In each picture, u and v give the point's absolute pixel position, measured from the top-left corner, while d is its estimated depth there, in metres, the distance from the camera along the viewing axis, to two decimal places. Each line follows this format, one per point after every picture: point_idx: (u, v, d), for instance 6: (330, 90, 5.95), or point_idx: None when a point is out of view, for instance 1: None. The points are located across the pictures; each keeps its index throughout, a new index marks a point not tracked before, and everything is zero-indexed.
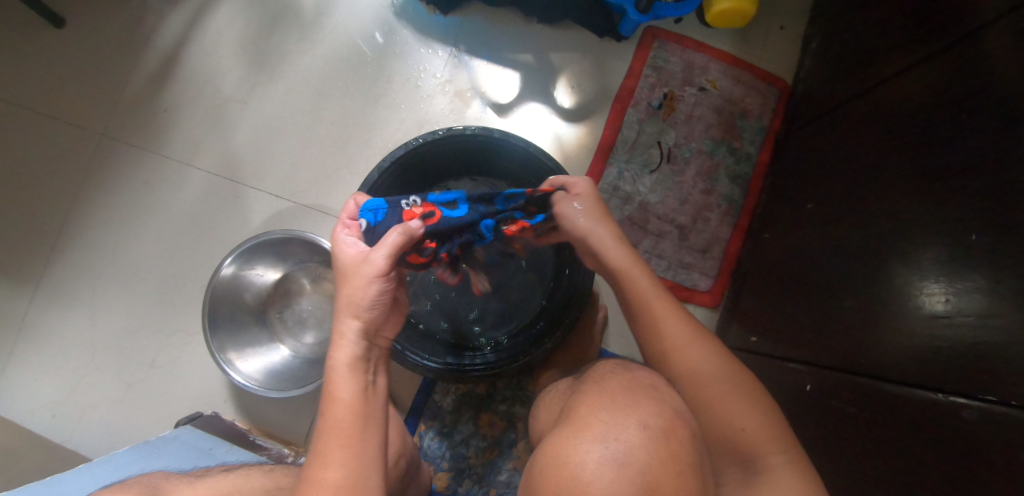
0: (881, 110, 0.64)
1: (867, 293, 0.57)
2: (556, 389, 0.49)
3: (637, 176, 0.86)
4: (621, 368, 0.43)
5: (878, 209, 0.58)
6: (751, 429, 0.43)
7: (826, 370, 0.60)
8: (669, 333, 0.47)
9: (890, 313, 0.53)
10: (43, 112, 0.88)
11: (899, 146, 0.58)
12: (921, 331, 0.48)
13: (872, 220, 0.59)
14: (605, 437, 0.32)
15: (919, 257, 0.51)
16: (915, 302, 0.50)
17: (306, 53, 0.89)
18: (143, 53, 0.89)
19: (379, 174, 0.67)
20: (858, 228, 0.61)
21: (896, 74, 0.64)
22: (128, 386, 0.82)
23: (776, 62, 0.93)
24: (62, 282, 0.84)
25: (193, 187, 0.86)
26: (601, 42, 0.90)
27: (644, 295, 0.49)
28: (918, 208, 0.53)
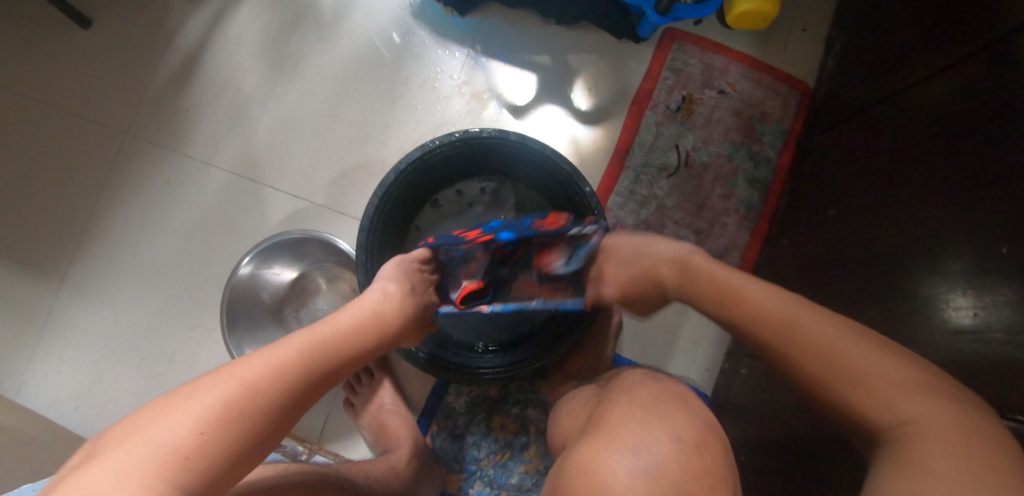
0: (907, 117, 0.62)
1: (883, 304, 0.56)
2: (578, 401, 0.48)
3: (653, 179, 0.85)
4: (648, 380, 0.42)
5: (905, 219, 0.57)
6: (923, 422, 0.31)
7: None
8: (815, 333, 0.38)
9: (910, 326, 0.52)
10: (69, 111, 0.90)
11: (922, 155, 0.57)
12: (938, 340, 0.48)
13: (894, 231, 0.58)
14: (637, 449, 0.32)
15: (940, 265, 0.50)
16: (939, 315, 0.49)
17: (324, 53, 0.90)
18: (166, 54, 0.91)
19: (395, 176, 0.68)
20: (881, 238, 0.60)
21: (922, 79, 0.62)
22: (147, 380, 0.83)
23: (799, 65, 0.91)
24: (86, 277, 0.86)
25: (213, 185, 0.87)
26: (618, 44, 0.90)
27: (768, 306, 0.42)
28: (944, 218, 0.51)
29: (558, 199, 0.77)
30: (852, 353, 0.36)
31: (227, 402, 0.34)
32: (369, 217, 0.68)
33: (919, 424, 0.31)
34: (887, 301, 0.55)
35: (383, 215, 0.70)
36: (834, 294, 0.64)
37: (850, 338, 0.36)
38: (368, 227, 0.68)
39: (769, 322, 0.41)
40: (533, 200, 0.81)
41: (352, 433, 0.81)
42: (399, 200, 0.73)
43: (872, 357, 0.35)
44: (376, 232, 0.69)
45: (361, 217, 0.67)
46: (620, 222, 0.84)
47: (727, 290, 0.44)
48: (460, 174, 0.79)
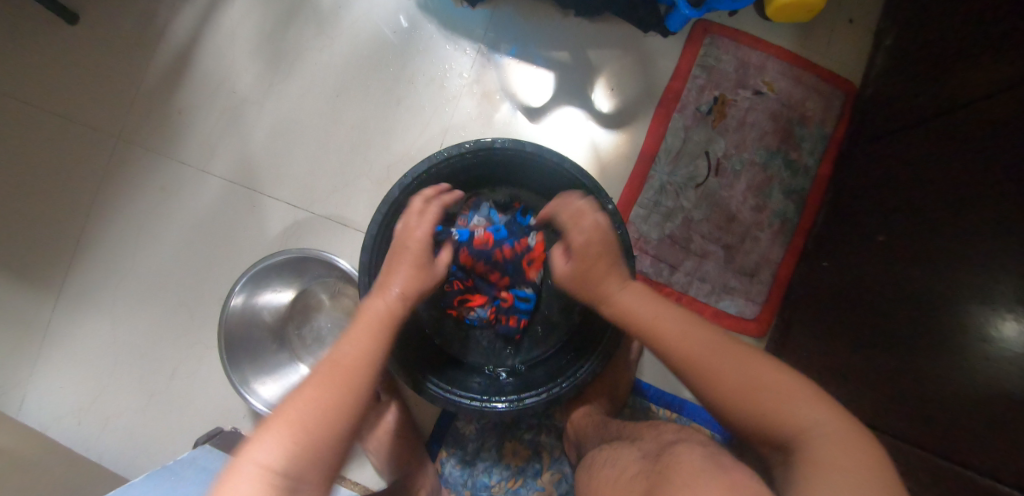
0: (966, 126, 0.54)
1: (936, 344, 0.50)
2: (623, 466, 0.46)
3: (680, 189, 0.79)
4: (704, 458, 0.38)
5: (960, 247, 0.50)
6: (846, 464, 0.31)
7: (896, 438, 0.54)
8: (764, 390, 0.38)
9: (965, 385, 0.46)
10: (58, 113, 0.85)
11: (979, 172, 0.50)
12: (993, 387, 0.43)
13: (945, 259, 0.51)
14: None
15: (992, 299, 0.45)
16: (1003, 372, 0.42)
17: (324, 49, 0.83)
18: (157, 50, 0.85)
19: (399, 191, 0.62)
20: (930, 266, 0.53)
21: (990, 82, 0.54)
22: (148, 398, 0.81)
23: (844, 60, 0.83)
24: (83, 289, 0.83)
25: (209, 194, 0.82)
26: (644, 38, 0.82)
27: (683, 339, 0.44)
28: (1009, 249, 0.45)
29: None
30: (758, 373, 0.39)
31: (273, 464, 0.38)
32: (370, 236, 0.62)
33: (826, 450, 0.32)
34: (936, 349, 0.50)
35: (388, 234, 0.64)
36: (879, 331, 0.58)
37: (769, 370, 0.39)
38: (370, 247, 0.62)
39: (686, 360, 0.43)
40: (550, 213, 0.75)
41: (358, 455, 0.78)
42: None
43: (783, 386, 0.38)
44: (379, 253, 0.63)
45: (363, 237, 0.61)
46: (643, 236, 0.78)
47: (632, 316, 0.50)
48: (470, 184, 0.73)
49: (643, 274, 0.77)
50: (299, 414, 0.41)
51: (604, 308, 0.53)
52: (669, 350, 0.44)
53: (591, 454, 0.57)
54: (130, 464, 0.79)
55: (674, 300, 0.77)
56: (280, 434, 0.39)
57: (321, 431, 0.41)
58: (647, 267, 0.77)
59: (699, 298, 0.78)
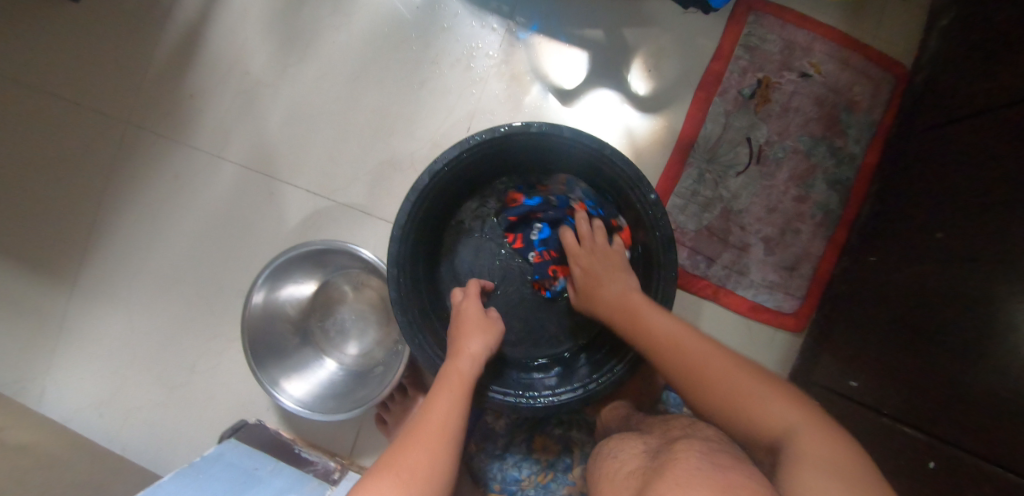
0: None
1: (995, 343, 0.48)
2: (625, 460, 0.44)
3: (719, 178, 0.75)
4: (701, 457, 0.36)
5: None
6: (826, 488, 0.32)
7: (935, 439, 0.52)
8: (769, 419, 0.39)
9: None
10: (62, 95, 0.80)
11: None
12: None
13: (1015, 256, 0.49)
14: None
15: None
16: None
17: (342, 25, 0.78)
18: (164, 28, 0.80)
19: (429, 178, 0.58)
20: (998, 265, 0.51)
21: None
22: (169, 391, 0.79)
23: (894, 41, 0.78)
24: (97, 280, 0.80)
25: (225, 181, 0.78)
26: (685, 16, 0.76)
27: (691, 366, 0.46)
28: None
29: (614, 204, 0.67)
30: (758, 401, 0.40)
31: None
32: (400, 226, 0.58)
33: (812, 453, 0.34)
34: (1008, 347, 0.47)
35: (415, 222, 0.60)
36: (936, 330, 0.55)
37: (758, 387, 0.42)
38: (399, 238, 0.59)
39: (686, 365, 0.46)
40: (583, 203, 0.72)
41: (385, 449, 0.77)
42: (434, 204, 0.63)
43: (779, 408, 0.39)
44: (404, 243, 0.60)
45: (392, 227, 0.57)
46: (680, 228, 0.75)
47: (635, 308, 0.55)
48: (501, 171, 0.69)
49: (680, 267, 0.75)
50: (415, 467, 0.43)
51: (616, 319, 0.57)
52: (671, 369, 0.48)
53: (600, 445, 0.55)
54: (155, 456, 0.78)
55: (711, 294, 0.75)
56: (399, 486, 0.41)
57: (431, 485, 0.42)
58: (683, 260, 0.75)
59: (737, 291, 0.75)
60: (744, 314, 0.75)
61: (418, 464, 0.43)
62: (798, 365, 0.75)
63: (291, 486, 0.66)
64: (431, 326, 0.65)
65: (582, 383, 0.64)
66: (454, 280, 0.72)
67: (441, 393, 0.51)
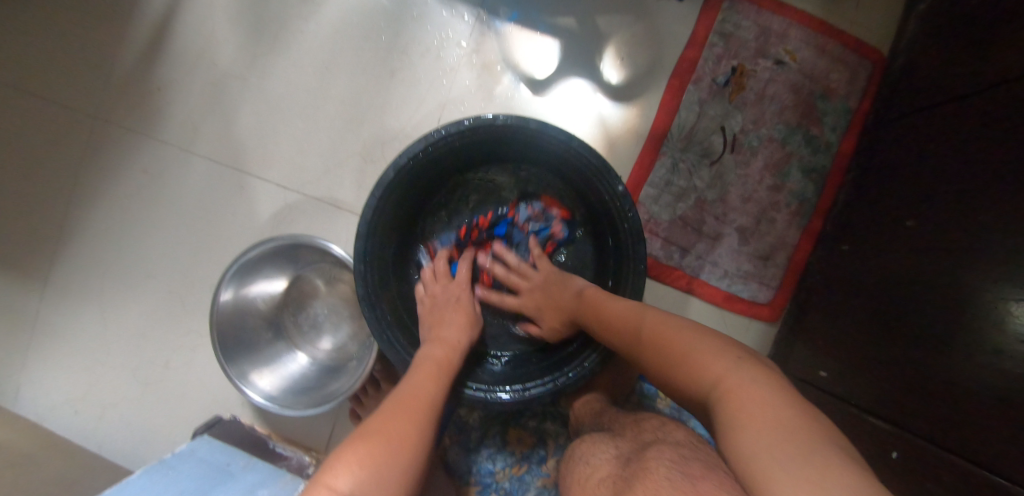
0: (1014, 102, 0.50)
1: (960, 335, 0.48)
2: (598, 466, 0.43)
3: (693, 168, 0.74)
4: (673, 465, 0.34)
5: (1001, 235, 0.47)
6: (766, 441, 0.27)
7: (902, 430, 0.52)
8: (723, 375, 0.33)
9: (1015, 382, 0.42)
10: (29, 91, 0.79)
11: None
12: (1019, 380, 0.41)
13: (982, 247, 0.48)
14: None
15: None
16: None
17: (311, 16, 0.76)
18: (130, 21, 0.78)
19: (393, 174, 0.57)
20: (965, 255, 0.50)
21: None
22: (144, 387, 0.78)
23: (871, 26, 0.77)
24: (69, 278, 0.80)
25: (195, 176, 0.78)
26: (658, 3, 0.75)
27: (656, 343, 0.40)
28: None
29: (585, 196, 0.67)
30: (703, 353, 0.36)
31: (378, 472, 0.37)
32: (365, 224, 0.58)
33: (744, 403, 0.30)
34: (980, 340, 0.46)
35: (381, 217, 0.59)
36: (906, 320, 0.55)
37: (707, 342, 0.36)
38: (364, 236, 0.58)
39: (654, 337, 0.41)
40: (555, 195, 0.71)
41: None
42: (402, 198, 0.62)
43: (717, 353, 0.35)
44: (371, 238, 0.59)
45: (357, 223, 0.56)
46: (653, 218, 0.74)
47: (606, 313, 0.49)
48: (470, 164, 0.69)
49: (653, 258, 0.74)
50: (402, 432, 0.41)
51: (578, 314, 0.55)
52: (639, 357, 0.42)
53: (573, 446, 0.54)
54: (130, 453, 0.78)
55: (685, 285, 0.75)
56: (387, 447, 0.39)
57: (416, 451, 0.41)
58: (657, 251, 0.74)
59: (711, 282, 0.75)
60: (718, 304, 0.75)
61: (407, 430, 0.42)
62: (773, 355, 0.75)
63: (264, 480, 0.66)
64: (401, 320, 0.64)
65: (553, 376, 0.63)
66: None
67: (425, 370, 0.51)
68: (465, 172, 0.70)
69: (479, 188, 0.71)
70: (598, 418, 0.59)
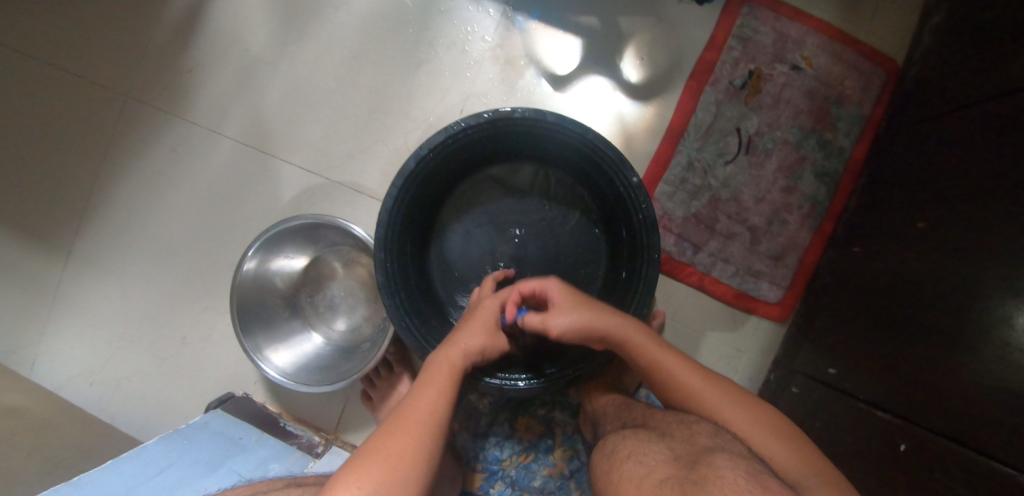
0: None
1: (970, 330, 0.49)
2: (652, 466, 0.40)
3: (708, 167, 0.76)
4: (752, 480, 0.34)
5: (1011, 232, 0.48)
6: None
7: (904, 423, 0.53)
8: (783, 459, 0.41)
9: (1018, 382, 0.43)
10: (64, 68, 0.82)
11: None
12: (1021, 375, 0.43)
13: (995, 245, 0.49)
14: None
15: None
16: None
17: (341, 6, 0.79)
18: (166, 4, 0.81)
19: (415, 163, 0.59)
20: (972, 257, 0.51)
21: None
22: (159, 361, 0.80)
23: (885, 37, 0.79)
24: (93, 251, 0.81)
25: (220, 156, 0.80)
26: (679, 6, 0.77)
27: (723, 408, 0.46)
28: None
29: (601, 189, 0.68)
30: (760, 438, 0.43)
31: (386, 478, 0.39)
32: (387, 211, 0.59)
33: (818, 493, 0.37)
34: (986, 341, 0.47)
35: (401, 204, 0.61)
36: (913, 320, 0.56)
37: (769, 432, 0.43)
38: (386, 222, 0.59)
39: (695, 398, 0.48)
40: (570, 188, 0.73)
41: (370, 426, 0.77)
42: (422, 187, 0.64)
43: (787, 451, 0.42)
44: (391, 226, 0.60)
45: (379, 211, 0.58)
46: (667, 215, 0.76)
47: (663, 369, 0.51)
48: (489, 156, 0.70)
49: (666, 254, 0.75)
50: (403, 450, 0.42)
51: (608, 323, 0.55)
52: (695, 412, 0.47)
53: (605, 445, 0.50)
54: (142, 425, 0.79)
55: (696, 281, 0.76)
56: (384, 465, 0.40)
57: (420, 471, 0.41)
58: (670, 246, 0.75)
59: (722, 280, 0.76)
60: (727, 302, 0.76)
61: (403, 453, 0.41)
62: (781, 354, 0.76)
63: (275, 455, 0.67)
64: (417, 301, 0.65)
65: (567, 368, 0.64)
66: (444, 263, 0.73)
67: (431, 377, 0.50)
68: (483, 164, 0.72)
69: (495, 179, 0.73)
70: (619, 411, 0.60)
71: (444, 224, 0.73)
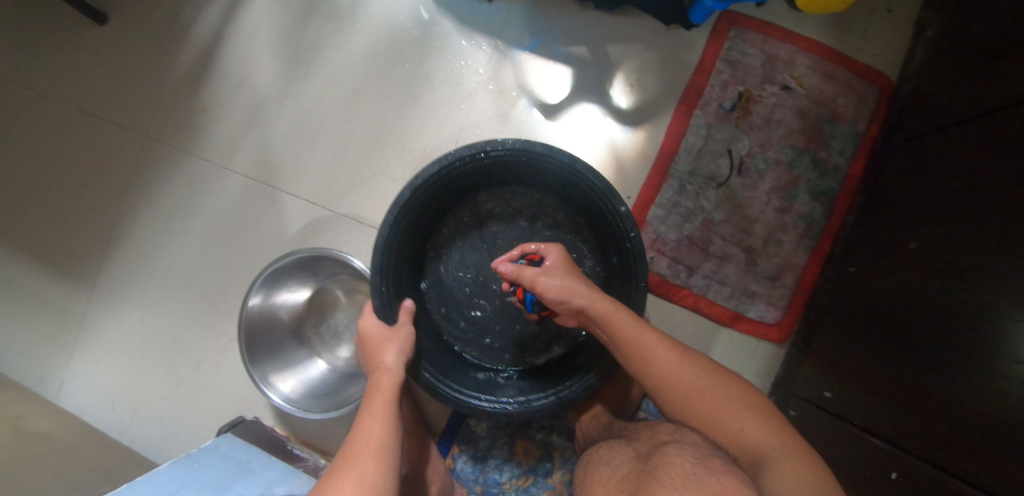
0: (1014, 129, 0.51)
1: (967, 350, 0.48)
2: (618, 466, 0.44)
3: (701, 189, 0.76)
4: (695, 462, 0.37)
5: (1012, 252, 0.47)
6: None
7: (891, 448, 0.53)
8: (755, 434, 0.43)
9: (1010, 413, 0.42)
10: (89, 112, 0.88)
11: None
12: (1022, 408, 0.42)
13: (992, 264, 0.48)
14: None
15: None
16: None
17: (342, 44, 0.83)
18: (182, 49, 0.87)
19: (410, 192, 0.61)
20: (963, 280, 0.51)
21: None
22: (175, 387, 0.84)
23: (879, 53, 0.79)
24: (115, 283, 0.87)
25: (230, 191, 0.84)
26: (667, 32, 0.79)
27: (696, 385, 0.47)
28: None
29: (591, 215, 0.70)
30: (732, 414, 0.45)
31: None
32: (383, 237, 0.61)
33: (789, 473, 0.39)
34: (978, 367, 0.46)
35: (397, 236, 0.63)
36: (908, 343, 0.55)
37: (740, 408, 0.45)
38: (382, 249, 0.61)
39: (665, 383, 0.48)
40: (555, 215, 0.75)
41: None
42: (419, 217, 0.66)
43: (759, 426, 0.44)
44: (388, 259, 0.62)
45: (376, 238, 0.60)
46: (660, 238, 0.76)
47: (636, 348, 0.50)
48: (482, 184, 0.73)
49: (661, 276, 0.76)
50: None
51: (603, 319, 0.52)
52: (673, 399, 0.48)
53: (589, 453, 0.54)
54: (159, 449, 0.83)
55: (692, 303, 0.76)
56: None
57: None
58: (664, 269, 0.76)
59: (718, 301, 0.76)
60: (724, 324, 0.76)
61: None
62: (781, 376, 0.75)
63: (281, 478, 0.69)
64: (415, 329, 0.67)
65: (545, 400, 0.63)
66: (440, 287, 0.75)
67: (352, 470, 0.46)
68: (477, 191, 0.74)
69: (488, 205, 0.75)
70: (607, 431, 0.61)
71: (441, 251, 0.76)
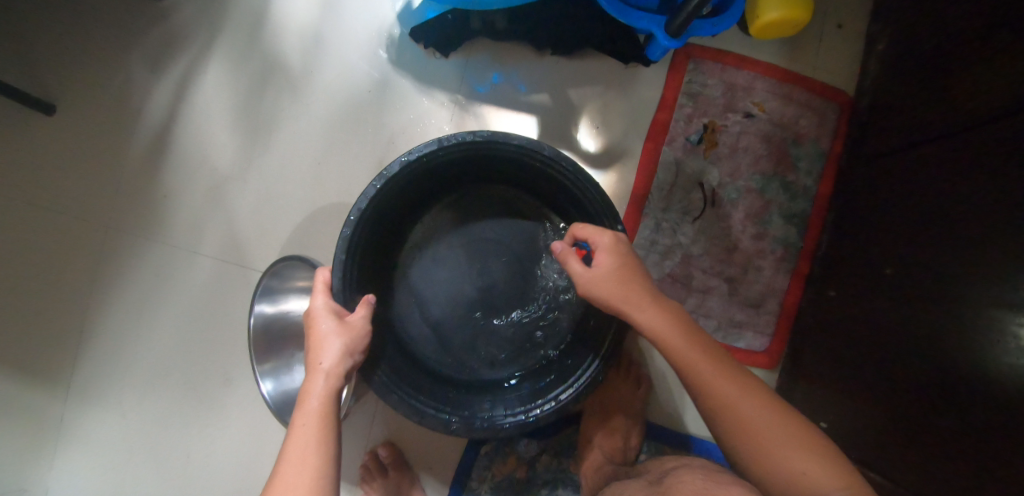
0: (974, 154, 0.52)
1: (965, 354, 0.48)
2: None
3: (676, 225, 0.77)
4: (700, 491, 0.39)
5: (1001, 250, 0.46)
6: None
7: (892, 484, 0.54)
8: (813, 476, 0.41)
9: (995, 457, 0.43)
10: (44, 208, 0.84)
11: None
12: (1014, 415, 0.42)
13: (985, 258, 0.48)
14: None
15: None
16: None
17: (300, 114, 0.81)
18: (135, 132, 0.84)
19: (366, 202, 0.56)
20: (937, 305, 0.52)
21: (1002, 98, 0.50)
22: (165, 482, 0.81)
23: (834, 71, 0.80)
24: (91, 382, 0.83)
25: (201, 274, 0.82)
26: (625, 70, 0.79)
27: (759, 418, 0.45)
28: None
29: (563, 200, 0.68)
30: (786, 453, 0.43)
31: None
32: (341, 253, 0.55)
33: None
34: (961, 408, 0.47)
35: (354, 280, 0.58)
36: (895, 375, 0.56)
37: (801, 449, 0.43)
38: (340, 268, 0.55)
39: (728, 406, 0.47)
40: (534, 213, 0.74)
41: None
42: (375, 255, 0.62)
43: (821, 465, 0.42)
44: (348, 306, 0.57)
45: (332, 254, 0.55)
46: None
47: (696, 373, 0.49)
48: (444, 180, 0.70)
49: None
50: None
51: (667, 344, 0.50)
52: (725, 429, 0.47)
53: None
54: None
55: None
56: None
57: None
58: None
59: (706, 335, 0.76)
60: None
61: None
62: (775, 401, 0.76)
63: None
64: (396, 366, 0.63)
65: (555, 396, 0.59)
66: (413, 317, 0.73)
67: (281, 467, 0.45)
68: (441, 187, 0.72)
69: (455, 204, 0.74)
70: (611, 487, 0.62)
71: (408, 282, 0.74)
